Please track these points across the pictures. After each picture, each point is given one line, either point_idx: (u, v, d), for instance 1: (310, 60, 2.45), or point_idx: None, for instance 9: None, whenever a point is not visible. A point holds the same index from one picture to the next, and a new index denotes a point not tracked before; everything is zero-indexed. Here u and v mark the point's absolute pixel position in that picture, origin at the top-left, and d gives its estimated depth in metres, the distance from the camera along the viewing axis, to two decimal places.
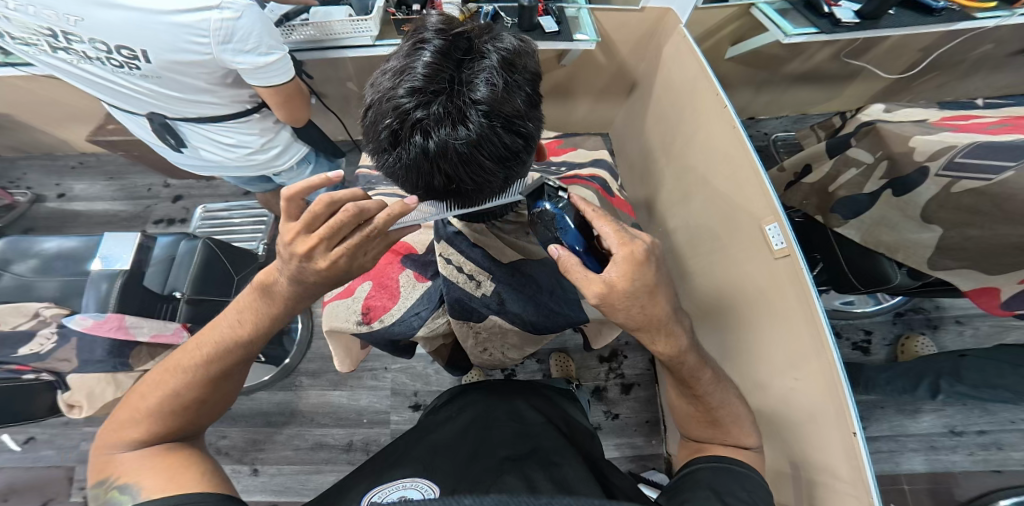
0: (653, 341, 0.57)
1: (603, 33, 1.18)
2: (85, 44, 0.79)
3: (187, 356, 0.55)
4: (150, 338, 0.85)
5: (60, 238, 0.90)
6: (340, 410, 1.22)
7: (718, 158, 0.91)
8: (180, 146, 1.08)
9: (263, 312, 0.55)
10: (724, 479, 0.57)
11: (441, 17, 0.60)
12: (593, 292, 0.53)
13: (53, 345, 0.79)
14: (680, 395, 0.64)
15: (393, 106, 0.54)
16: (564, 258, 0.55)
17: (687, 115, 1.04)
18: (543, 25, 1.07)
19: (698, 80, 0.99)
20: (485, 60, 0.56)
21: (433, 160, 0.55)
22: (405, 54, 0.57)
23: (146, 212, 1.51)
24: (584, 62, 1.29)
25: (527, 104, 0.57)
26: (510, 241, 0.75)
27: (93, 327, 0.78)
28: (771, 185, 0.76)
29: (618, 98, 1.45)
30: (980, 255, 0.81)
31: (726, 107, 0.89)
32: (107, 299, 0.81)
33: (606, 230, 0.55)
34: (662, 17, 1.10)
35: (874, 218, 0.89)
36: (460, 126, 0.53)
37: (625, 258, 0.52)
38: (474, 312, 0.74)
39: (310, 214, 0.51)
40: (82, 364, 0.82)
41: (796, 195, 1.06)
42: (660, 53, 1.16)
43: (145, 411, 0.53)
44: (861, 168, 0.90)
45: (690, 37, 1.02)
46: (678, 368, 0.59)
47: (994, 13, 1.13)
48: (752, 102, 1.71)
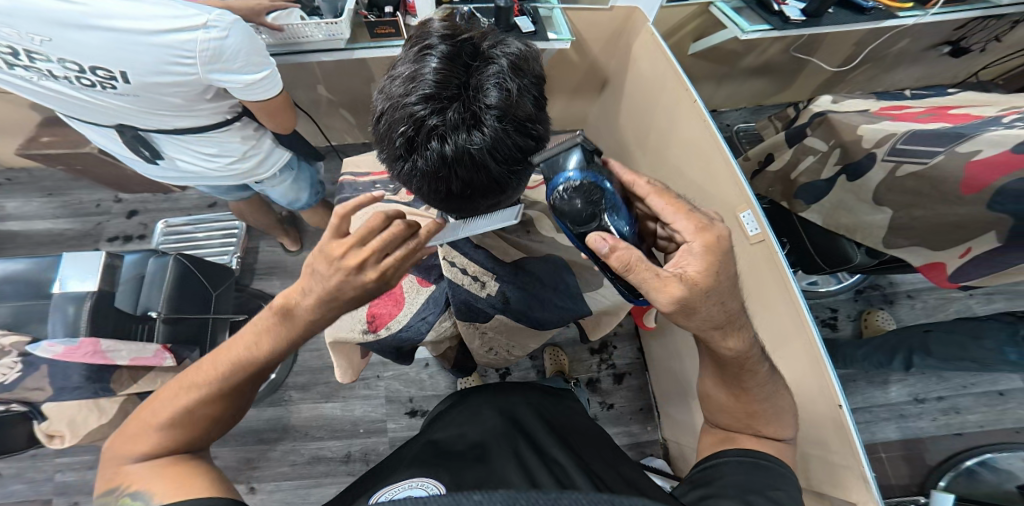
0: (721, 336, 0.56)
1: (576, 33, 1.22)
2: (53, 63, 0.75)
3: (204, 373, 0.52)
4: (129, 362, 0.80)
5: (6, 260, 0.82)
6: (334, 421, 1.19)
7: (694, 152, 0.95)
8: (155, 158, 1.02)
9: (282, 334, 0.51)
10: (749, 474, 0.57)
11: (445, 22, 0.60)
12: (670, 292, 0.52)
13: (18, 375, 0.73)
14: (716, 383, 0.64)
15: (406, 113, 0.54)
16: (626, 253, 0.52)
17: (660, 110, 1.08)
18: (520, 26, 1.10)
19: (667, 77, 1.03)
20: (494, 64, 0.56)
21: (450, 165, 0.55)
22: (413, 60, 0.56)
23: (97, 229, 1.40)
24: (557, 60, 1.31)
25: (537, 106, 0.58)
26: (513, 242, 0.79)
27: (65, 353, 0.74)
28: (744, 176, 0.81)
29: (590, 95, 1.49)
30: (927, 233, 0.85)
31: (696, 102, 0.92)
32: (77, 322, 0.77)
33: (676, 215, 0.57)
34: (630, 15, 1.14)
35: (832, 203, 0.96)
36: (475, 130, 0.53)
37: (705, 247, 0.54)
38: (480, 312, 0.74)
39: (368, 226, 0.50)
40: (58, 392, 0.76)
41: (762, 183, 1.14)
42: (630, 50, 1.20)
43: (158, 423, 0.50)
44: (817, 155, 0.98)
45: (658, 34, 1.06)
46: (740, 364, 0.59)
47: (912, 12, 1.24)
48: (713, 95, 1.79)
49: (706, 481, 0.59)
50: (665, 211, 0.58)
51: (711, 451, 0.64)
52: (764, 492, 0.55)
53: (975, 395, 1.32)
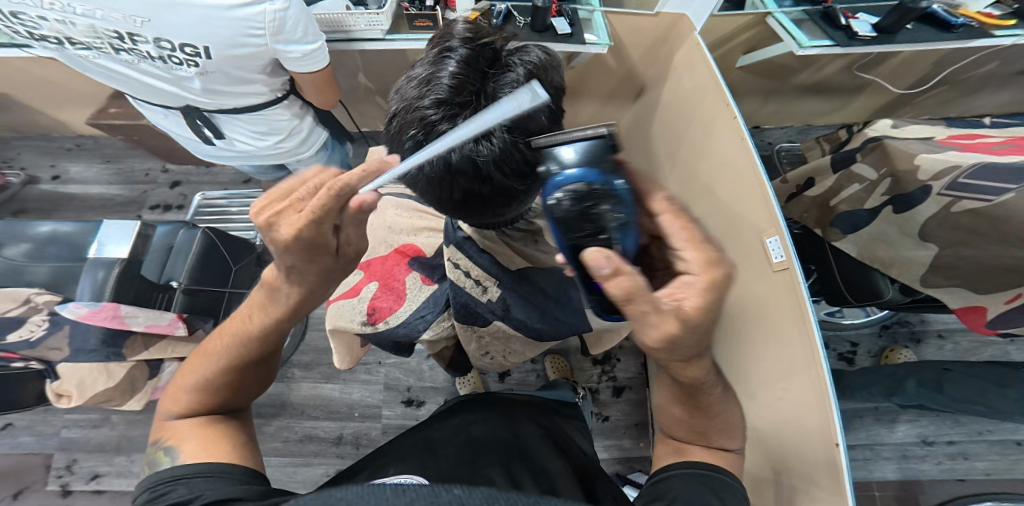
0: (680, 366, 0.50)
1: (616, 36, 1.21)
2: (150, 45, 0.78)
3: (220, 341, 0.54)
4: (144, 328, 0.87)
5: (55, 221, 0.89)
6: (331, 403, 1.22)
7: (726, 168, 0.91)
8: (214, 138, 1.07)
9: (274, 299, 0.52)
10: (695, 489, 0.52)
11: (468, 26, 0.60)
12: (664, 328, 0.45)
13: (43, 332, 0.82)
14: (669, 395, 0.57)
15: (418, 116, 0.55)
16: (626, 279, 0.44)
17: (695, 125, 1.04)
18: (555, 26, 1.10)
19: (707, 90, 0.99)
20: (511, 73, 0.56)
21: (455, 172, 0.56)
22: (431, 63, 0.57)
23: (143, 197, 1.50)
24: (594, 64, 1.31)
25: (549, 119, 0.58)
26: (516, 247, 0.74)
27: (87, 316, 0.81)
28: (776, 199, 0.75)
29: (625, 102, 1.46)
30: (971, 274, 0.81)
31: (735, 119, 0.87)
32: (104, 288, 0.82)
33: (683, 236, 0.50)
34: (676, 22, 1.10)
35: (873, 233, 0.90)
36: (485, 137, 0.54)
37: (705, 288, 0.46)
38: (477, 317, 0.74)
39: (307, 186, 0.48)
40: (74, 352, 0.85)
41: (795, 207, 1.07)
42: (671, 58, 1.16)
43: (190, 386, 0.53)
44: (864, 184, 0.90)
45: (703, 44, 1.01)
46: (698, 391, 0.53)
47: (1010, 31, 1.13)
48: (758, 111, 1.71)
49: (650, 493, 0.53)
50: (673, 232, 0.51)
51: (661, 462, 0.58)
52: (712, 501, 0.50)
53: (989, 443, 1.21)
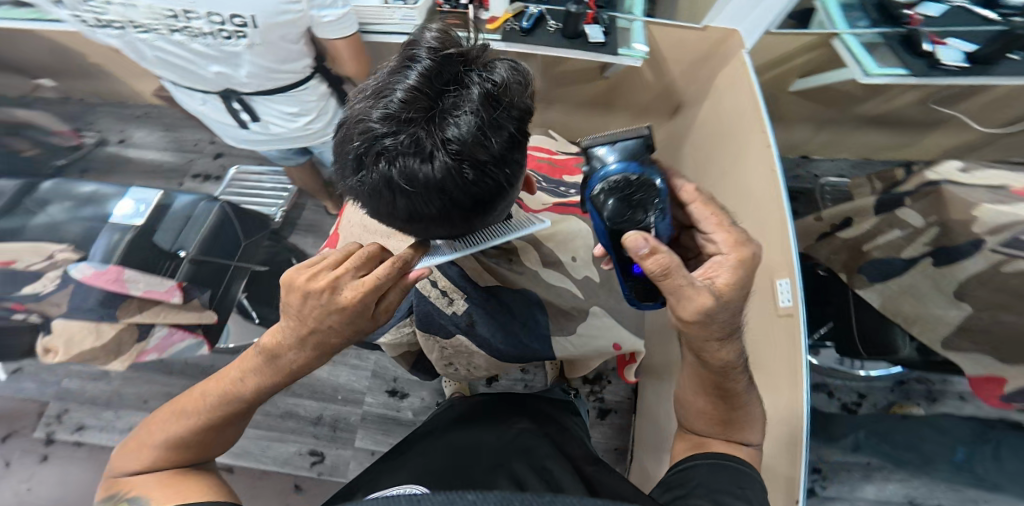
0: (713, 350, 0.52)
1: (655, 48, 1.14)
2: (203, 20, 0.85)
3: (195, 401, 0.54)
4: (141, 294, 0.90)
5: (97, 184, 0.98)
6: (317, 382, 1.16)
7: (753, 202, 0.87)
8: (250, 121, 1.12)
9: (262, 371, 0.51)
10: (716, 476, 0.55)
11: (439, 33, 0.53)
12: (699, 304, 0.46)
13: (52, 288, 0.88)
14: (696, 392, 0.60)
15: (360, 127, 0.48)
16: (663, 259, 0.45)
17: (731, 150, 1.00)
18: (588, 34, 1.11)
19: (746, 114, 0.94)
20: (470, 91, 0.48)
21: (394, 193, 0.50)
22: (389, 70, 0.50)
23: (188, 165, 1.60)
24: (628, 75, 1.26)
25: (509, 148, 0.50)
26: (487, 264, 0.75)
27: (92, 276, 0.87)
28: (796, 243, 0.70)
29: (660, 117, 1.41)
30: (1005, 342, 0.80)
31: (769, 150, 0.83)
32: (115, 249, 0.90)
33: (718, 225, 0.53)
34: (724, 38, 1.01)
35: (903, 285, 0.86)
36: (423, 163, 0.47)
37: (737, 264, 0.50)
38: (442, 328, 0.72)
39: (340, 251, 0.50)
40: (73, 309, 0.88)
41: (824, 247, 0.99)
42: (716, 75, 1.07)
43: (157, 440, 0.53)
44: (906, 231, 0.83)
45: (748, 64, 0.93)
46: (725, 374, 0.55)
47: None
48: (810, 140, 1.59)
49: (676, 482, 0.58)
50: (707, 220, 0.54)
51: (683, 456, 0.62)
52: (733, 489, 0.53)
53: None
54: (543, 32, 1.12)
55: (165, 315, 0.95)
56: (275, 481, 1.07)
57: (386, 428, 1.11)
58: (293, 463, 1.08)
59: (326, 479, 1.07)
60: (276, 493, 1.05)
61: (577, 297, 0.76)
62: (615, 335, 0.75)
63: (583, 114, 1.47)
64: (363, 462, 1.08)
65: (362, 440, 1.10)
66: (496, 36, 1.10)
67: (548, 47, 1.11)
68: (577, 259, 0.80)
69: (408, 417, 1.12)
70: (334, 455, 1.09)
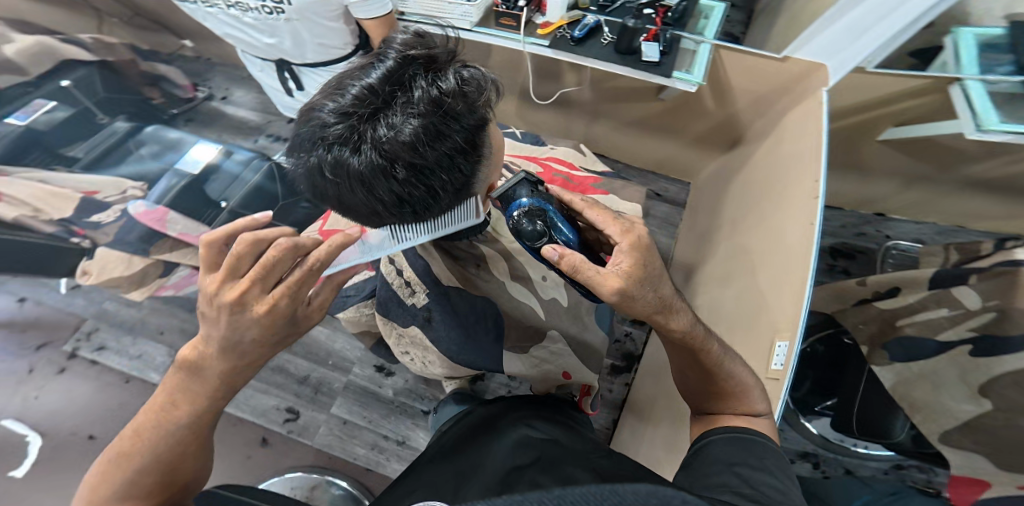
0: (665, 320, 0.55)
1: (725, 78, 1.12)
2: None
3: (130, 444, 0.54)
4: (177, 234, 0.97)
5: (181, 132, 1.19)
6: (313, 343, 1.21)
7: (780, 253, 0.84)
8: (294, 89, 1.28)
9: (192, 387, 0.54)
10: (734, 449, 0.56)
11: (410, 45, 0.61)
12: (611, 288, 0.49)
13: (112, 219, 0.95)
14: (688, 367, 0.63)
15: (316, 114, 0.57)
16: (571, 257, 0.50)
17: (775, 193, 0.97)
18: (644, 51, 1.06)
19: (803, 157, 0.91)
20: (415, 98, 0.56)
21: (333, 176, 0.57)
22: (355, 69, 0.59)
23: None
24: (688, 101, 1.23)
25: (441, 152, 0.57)
26: (456, 268, 0.79)
27: (142, 214, 0.96)
28: (809, 301, 0.70)
29: (714, 150, 1.34)
30: (1006, 448, 0.72)
31: (816, 200, 0.80)
32: (169, 192, 1.04)
33: (606, 220, 0.54)
34: (809, 73, 0.98)
35: (925, 370, 0.78)
36: (356, 151, 0.55)
37: (630, 245, 0.52)
38: (400, 316, 0.81)
39: (233, 255, 0.48)
40: (115, 239, 0.93)
41: (854, 314, 0.91)
42: (783, 115, 1.04)
43: (106, 500, 0.52)
44: (954, 311, 0.73)
45: (825, 105, 0.91)
46: (691, 346, 0.58)
47: None
48: (892, 197, 1.37)
49: (695, 461, 0.58)
50: (599, 221, 0.55)
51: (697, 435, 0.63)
52: (750, 461, 0.54)
53: None
54: (594, 43, 1.11)
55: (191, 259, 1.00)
56: (246, 432, 1.10)
57: (363, 401, 1.14)
58: (267, 417, 1.12)
59: (293, 439, 1.09)
60: (242, 445, 1.09)
61: (537, 318, 0.81)
62: (566, 364, 0.80)
63: (631, 134, 1.44)
64: (333, 429, 1.10)
65: (338, 407, 1.13)
66: (546, 41, 1.12)
67: (596, 58, 1.09)
68: (546, 279, 0.83)
69: (387, 395, 1.14)
70: (308, 417, 1.12)
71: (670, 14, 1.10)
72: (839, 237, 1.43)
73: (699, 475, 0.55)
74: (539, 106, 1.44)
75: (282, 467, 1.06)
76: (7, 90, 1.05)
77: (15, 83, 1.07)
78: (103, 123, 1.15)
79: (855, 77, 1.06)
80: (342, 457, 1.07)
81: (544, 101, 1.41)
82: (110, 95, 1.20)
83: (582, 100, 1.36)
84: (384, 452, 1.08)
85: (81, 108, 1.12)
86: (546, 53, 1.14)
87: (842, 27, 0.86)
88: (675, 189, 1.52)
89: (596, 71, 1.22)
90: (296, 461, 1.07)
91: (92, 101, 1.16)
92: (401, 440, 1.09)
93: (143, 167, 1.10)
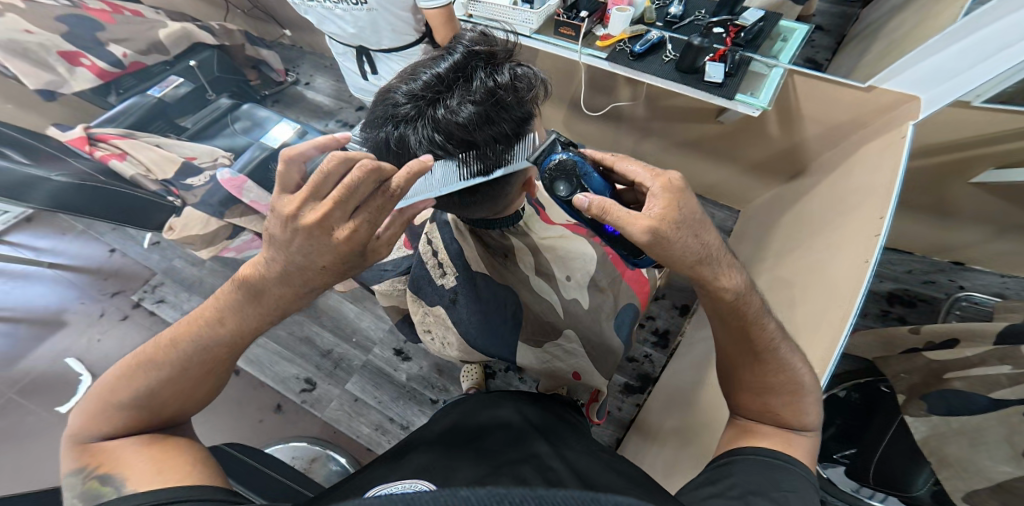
0: (714, 275, 0.52)
1: (794, 106, 1.08)
2: None
3: (159, 352, 0.50)
4: (249, 202, 1.07)
5: (267, 111, 1.30)
6: (343, 321, 1.30)
7: (824, 289, 0.81)
8: (370, 72, 1.40)
9: (243, 311, 0.49)
10: (758, 474, 0.51)
11: (477, 41, 0.67)
12: (641, 228, 0.48)
13: (202, 184, 1.09)
14: (729, 352, 0.59)
15: (390, 95, 0.63)
16: (601, 198, 0.51)
17: (833, 226, 0.92)
18: (708, 72, 1.05)
19: (872, 192, 0.85)
20: (475, 87, 0.61)
21: (396, 151, 0.63)
22: (428, 60, 0.65)
23: None
24: (750, 126, 1.19)
25: (492, 139, 0.62)
26: (488, 259, 0.84)
27: (226, 180, 1.07)
28: (844, 343, 0.66)
29: (772, 178, 1.29)
30: None
31: (877, 237, 0.75)
32: (252, 161, 1.16)
33: (639, 166, 0.55)
34: (896, 106, 0.93)
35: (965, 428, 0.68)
36: (417, 129, 0.60)
37: (663, 188, 0.51)
38: (429, 295, 0.87)
39: (318, 173, 0.44)
40: (200, 202, 1.07)
41: (899, 362, 0.82)
42: (858, 147, 0.99)
43: (116, 404, 0.49)
44: (1017, 369, 0.70)
45: (908, 138, 0.85)
46: (740, 314, 0.54)
47: None
48: (980, 246, 1.23)
49: (714, 478, 0.53)
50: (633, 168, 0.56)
51: (727, 449, 0.57)
52: (770, 492, 0.48)
53: None
54: (655, 59, 1.12)
55: (255, 225, 1.09)
56: (263, 397, 1.19)
57: (377, 382, 1.20)
58: (287, 384, 1.21)
59: (305, 409, 1.17)
60: (256, 410, 1.17)
61: (554, 314, 0.85)
62: (577, 365, 0.86)
63: (682, 155, 1.41)
64: (343, 405, 1.17)
65: (353, 384, 1.20)
66: (604, 54, 1.14)
67: (654, 72, 1.09)
68: (571, 280, 0.87)
69: (401, 378, 1.20)
70: (323, 389, 1.20)
71: (742, 34, 1.10)
72: (902, 283, 1.31)
73: (705, 495, 0.50)
74: (588, 117, 1.46)
75: (287, 435, 1.13)
76: (150, 67, 1.26)
77: (157, 62, 1.27)
78: (211, 100, 1.34)
79: (956, 114, 0.96)
80: (346, 433, 1.14)
81: (594, 113, 1.43)
82: (220, 76, 1.40)
83: (635, 115, 1.36)
84: (387, 433, 1.14)
85: (197, 86, 1.32)
86: (603, 65, 1.16)
87: (948, 55, 0.82)
88: (722, 214, 1.47)
89: (653, 88, 1.23)
90: (301, 431, 1.14)
91: (207, 80, 1.36)
92: (406, 425, 1.14)
93: (234, 141, 1.25)
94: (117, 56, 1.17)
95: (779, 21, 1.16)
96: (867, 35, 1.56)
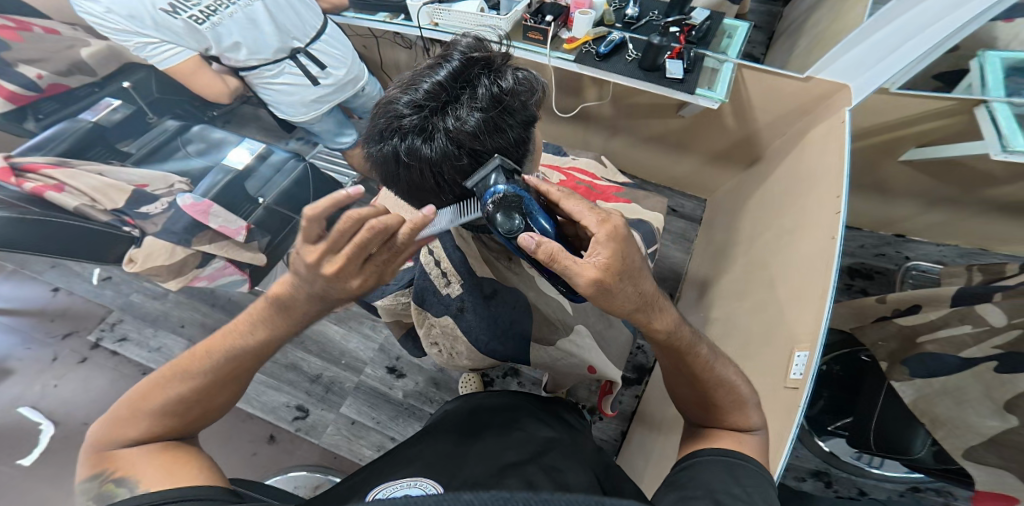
0: (648, 320, 0.54)
1: (748, 103, 1.14)
2: None
3: (190, 360, 0.53)
4: (218, 227, 1.02)
5: (225, 132, 1.23)
6: (327, 343, 1.22)
7: (801, 267, 0.85)
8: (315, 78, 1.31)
9: (273, 322, 0.52)
10: (722, 474, 0.54)
11: (473, 47, 0.66)
12: (586, 280, 0.48)
13: (160, 211, 1.00)
14: (679, 384, 0.63)
15: (391, 106, 0.60)
16: (547, 244, 0.48)
17: (795, 206, 0.98)
18: (668, 70, 1.09)
19: (826, 174, 0.90)
20: (481, 96, 0.60)
21: (403, 162, 0.60)
22: (425, 70, 0.63)
23: None
24: (707, 119, 1.24)
25: (503, 146, 0.61)
26: (487, 256, 0.81)
27: (189, 206, 1.01)
28: (828, 315, 0.70)
29: (731, 166, 1.36)
30: None
31: (836, 214, 0.80)
32: (215, 185, 1.09)
33: (583, 209, 0.51)
34: (834, 93, 0.99)
35: (948, 386, 0.74)
36: (428, 139, 0.58)
37: (609, 234, 0.49)
38: (434, 306, 0.82)
39: (336, 233, 0.46)
40: (162, 230, 0.98)
41: (874, 330, 0.87)
42: (804, 134, 1.06)
43: (147, 410, 0.51)
44: (977, 328, 0.74)
45: (846, 123, 0.91)
46: (678, 347, 0.57)
47: None
48: (916, 219, 1.36)
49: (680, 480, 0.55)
50: (577, 212, 0.52)
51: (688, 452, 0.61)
52: (731, 488, 0.51)
53: None
54: (619, 59, 1.14)
55: (229, 250, 1.04)
56: (254, 428, 1.11)
57: (373, 402, 1.15)
58: (277, 413, 1.13)
59: (301, 436, 1.10)
60: (248, 441, 1.09)
61: (564, 311, 0.85)
62: (591, 358, 0.86)
63: (647, 150, 1.46)
64: (341, 430, 1.11)
65: (347, 407, 1.14)
66: (572, 57, 1.16)
67: (620, 71, 1.12)
68: None
69: (398, 396, 1.16)
70: (317, 416, 1.13)
71: (694, 33, 1.14)
72: (858, 257, 1.41)
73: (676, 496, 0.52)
74: (558, 118, 1.48)
75: (286, 466, 1.06)
76: (75, 89, 1.10)
77: (83, 83, 1.12)
78: (153, 123, 1.20)
79: (882, 99, 1.05)
80: (348, 458, 1.08)
81: (564, 114, 1.44)
82: (164, 97, 1.25)
83: (602, 115, 1.39)
84: None
85: (136, 108, 1.17)
86: (572, 67, 1.17)
87: (864, 49, 0.89)
88: (691, 205, 1.53)
89: (617, 87, 1.25)
90: (299, 460, 1.07)
91: (147, 101, 1.21)
92: None
93: (189, 164, 1.15)
94: (30, 78, 1.02)
95: (722, 19, 1.23)
96: (796, 30, 1.67)
